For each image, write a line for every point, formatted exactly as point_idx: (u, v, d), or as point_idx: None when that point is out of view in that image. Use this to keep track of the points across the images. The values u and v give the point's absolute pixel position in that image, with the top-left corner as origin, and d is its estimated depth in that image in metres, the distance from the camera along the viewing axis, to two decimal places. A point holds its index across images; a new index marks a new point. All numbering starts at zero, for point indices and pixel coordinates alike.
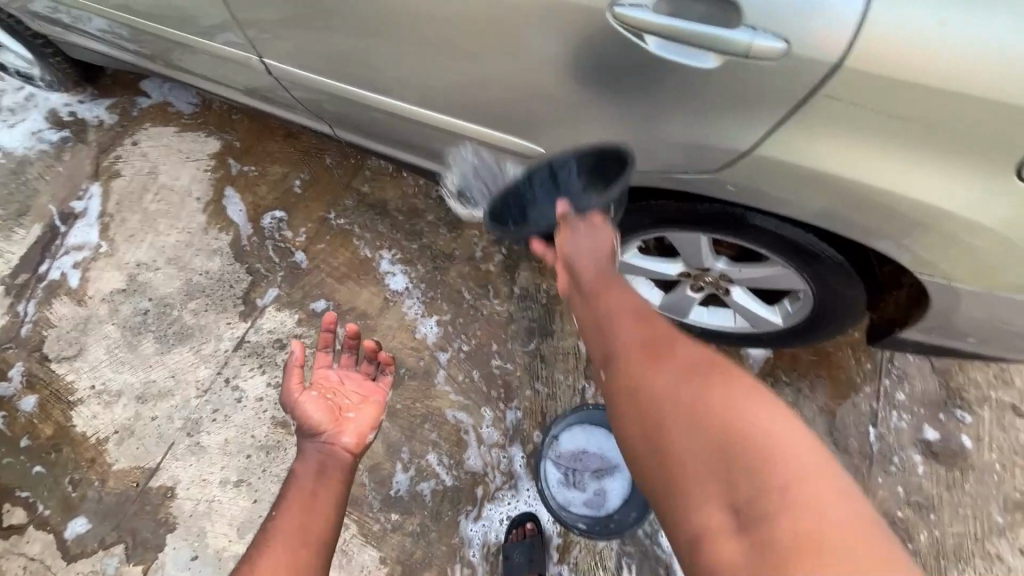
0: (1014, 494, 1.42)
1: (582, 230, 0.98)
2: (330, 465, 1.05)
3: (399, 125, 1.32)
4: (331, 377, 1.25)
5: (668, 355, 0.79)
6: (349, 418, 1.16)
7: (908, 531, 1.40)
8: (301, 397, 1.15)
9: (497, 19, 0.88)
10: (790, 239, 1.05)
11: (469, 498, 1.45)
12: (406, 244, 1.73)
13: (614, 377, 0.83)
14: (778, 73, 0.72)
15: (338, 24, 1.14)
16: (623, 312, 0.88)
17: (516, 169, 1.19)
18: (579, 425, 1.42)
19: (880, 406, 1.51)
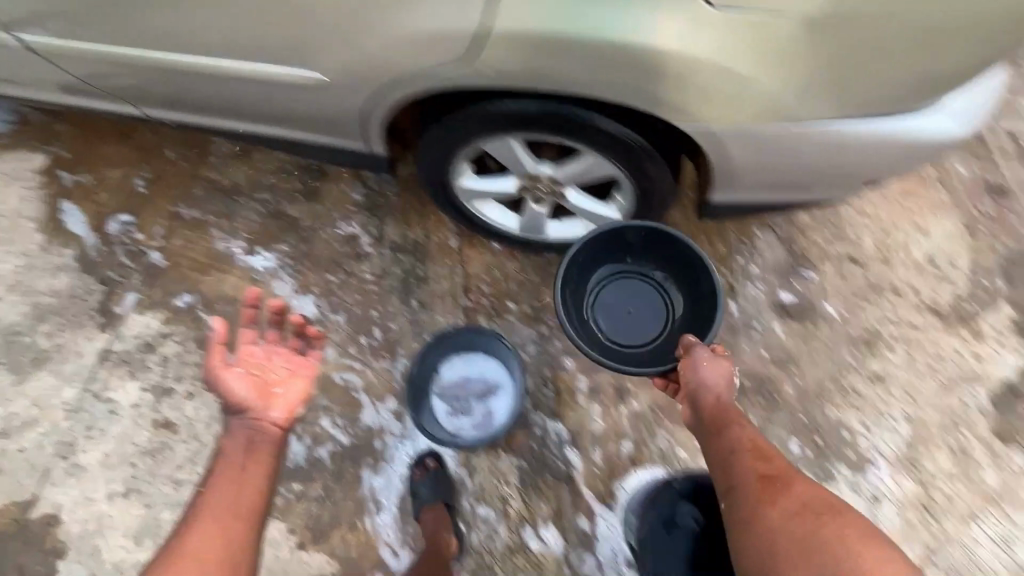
0: (859, 331, 1.58)
1: (705, 361, 1.10)
2: (258, 443, 0.99)
3: (204, 89, 1.28)
4: (256, 352, 1.09)
5: (788, 492, 0.91)
6: (277, 394, 1.05)
7: (776, 385, 1.52)
8: (223, 374, 1.02)
9: None
10: (581, 124, 1.11)
11: (369, 451, 1.46)
12: (267, 222, 1.69)
13: (735, 508, 0.95)
14: None
15: None
16: (741, 450, 1.00)
17: (316, 105, 1.18)
18: (458, 354, 1.41)
19: (736, 280, 1.63)
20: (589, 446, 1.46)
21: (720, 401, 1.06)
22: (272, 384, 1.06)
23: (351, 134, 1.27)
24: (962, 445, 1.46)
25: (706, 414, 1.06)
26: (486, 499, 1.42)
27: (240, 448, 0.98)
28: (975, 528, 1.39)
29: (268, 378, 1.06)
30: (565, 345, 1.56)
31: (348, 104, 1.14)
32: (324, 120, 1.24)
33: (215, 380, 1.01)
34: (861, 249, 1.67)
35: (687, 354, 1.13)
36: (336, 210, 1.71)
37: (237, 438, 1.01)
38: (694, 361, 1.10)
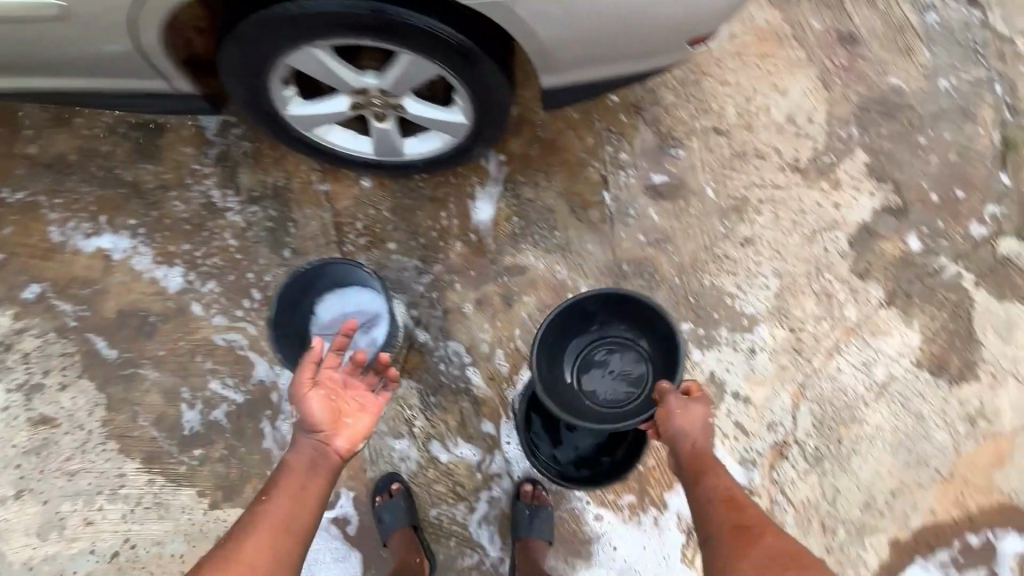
0: (728, 200, 1.62)
1: (681, 411, 1.09)
2: (319, 470, 1.01)
3: None
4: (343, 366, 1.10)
5: (759, 546, 0.93)
6: (345, 423, 1.05)
7: (656, 266, 1.57)
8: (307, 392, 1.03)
9: None
10: (378, 22, 1.04)
11: (266, 404, 1.45)
12: (105, 192, 1.55)
13: (710, 556, 0.96)
14: None
15: None
16: (719, 503, 1.01)
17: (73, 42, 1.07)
18: (332, 291, 1.38)
19: (608, 170, 1.62)
20: (484, 357, 1.49)
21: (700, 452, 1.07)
22: (343, 411, 1.06)
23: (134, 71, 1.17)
24: (826, 288, 1.57)
25: (686, 463, 1.07)
26: (391, 425, 1.44)
27: (303, 467, 1.01)
28: (840, 359, 1.53)
29: (343, 402, 1.07)
30: (447, 265, 1.55)
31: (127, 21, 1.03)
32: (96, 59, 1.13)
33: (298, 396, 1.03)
34: (725, 119, 1.68)
35: (661, 403, 1.12)
36: (180, 166, 1.57)
37: (301, 453, 1.02)
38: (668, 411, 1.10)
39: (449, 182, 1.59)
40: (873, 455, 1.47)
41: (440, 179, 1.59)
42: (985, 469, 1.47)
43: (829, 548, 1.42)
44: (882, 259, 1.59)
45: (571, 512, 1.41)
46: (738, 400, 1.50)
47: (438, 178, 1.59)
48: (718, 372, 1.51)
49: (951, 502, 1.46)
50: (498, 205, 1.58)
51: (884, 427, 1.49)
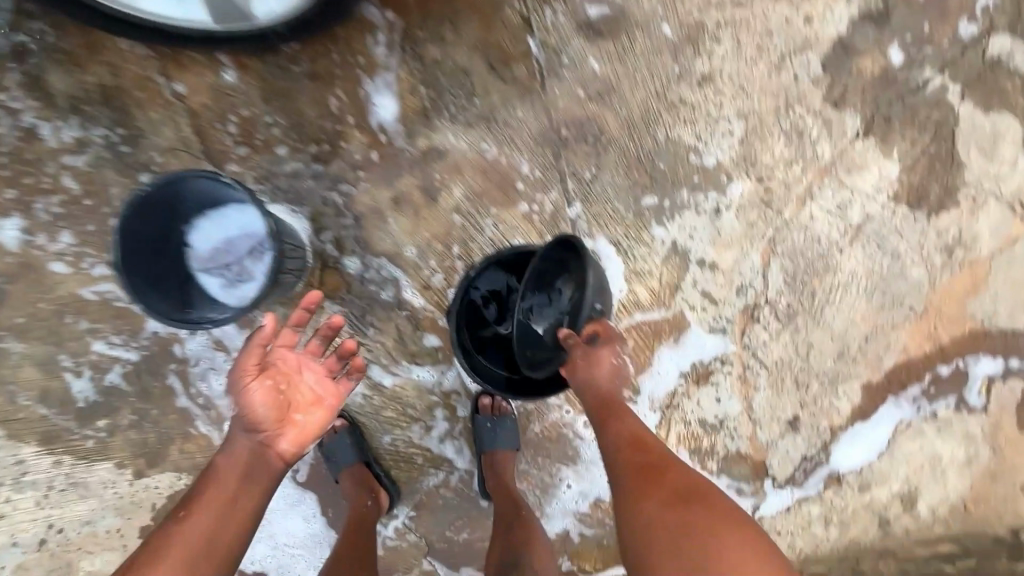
0: (681, 29, 1.31)
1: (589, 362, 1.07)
2: (259, 473, 0.89)
3: None
4: (295, 355, 0.98)
5: (662, 481, 0.94)
6: (294, 420, 0.94)
7: (600, 126, 1.31)
8: (249, 381, 0.90)
9: None
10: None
11: (168, 358, 1.23)
12: None
13: (617, 499, 0.96)
14: None
15: None
16: (626, 444, 1.00)
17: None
18: (204, 215, 1.10)
19: (530, 8, 1.27)
20: (413, 264, 1.27)
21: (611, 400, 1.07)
22: (293, 406, 0.94)
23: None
24: (796, 125, 1.35)
25: (596, 407, 1.06)
26: None
27: (239, 467, 0.89)
28: (813, 206, 1.36)
29: (294, 396, 0.95)
30: (348, 160, 1.26)
31: None
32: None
33: (235, 386, 0.89)
34: None
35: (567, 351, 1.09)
36: None
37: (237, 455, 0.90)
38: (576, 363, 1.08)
39: (330, 51, 1.23)
40: (847, 303, 1.37)
41: (317, 48, 1.23)
42: (958, 300, 1.40)
43: (803, 402, 1.37)
44: (858, 80, 1.35)
45: (539, 412, 1.30)
46: (704, 268, 1.35)
47: (313, 47, 1.22)
48: (681, 240, 1.34)
49: (924, 337, 1.40)
50: (398, 74, 1.25)
51: (859, 272, 1.37)
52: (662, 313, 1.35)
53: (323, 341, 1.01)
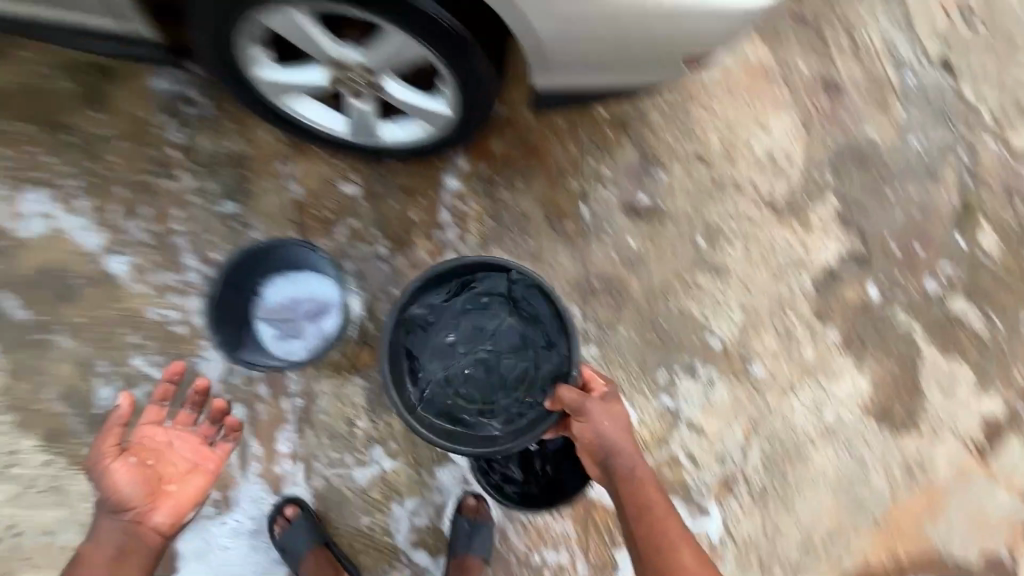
0: (705, 227, 1.61)
1: (601, 415, 1.14)
2: (135, 548, 1.09)
3: None
4: (163, 432, 1.21)
5: (680, 535, 1.08)
6: (164, 491, 1.14)
7: (623, 284, 1.54)
8: (110, 461, 1.11)
9: None
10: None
11: (193, 388, 1.32)
12: (43, 138, 1.40)
13: (644, 547, 1.08)
14: None
15: None
16: (651, 497, 1.11)
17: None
18: (281, 274, 1.30)
19: (588, 183, 1.59)
20: None
21: (636, 472, 1.13)
22: (164, 479, 1.16)
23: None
24: (785, 326, 1.58)
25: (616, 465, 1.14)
26: (332, 424, 1.35)
27: (111, 548, 1.08)
28: (793, 399, 1.54)
29: (166, 470, 1.17)
30: (411, 260, 1.46)
31: None
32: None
33: (100, 467, 1.10)
34: (712, 146, 1.66)
35: (584, 412, 1.14)
36: (134, 118, 1.43)
37: (113, 535, 1.10)
38: (589, 417, 1.14)
39: (421, 172, 1.51)
40: (816, 497, 1.48)
41: (415, 169, 1.51)
42: (918, 520, 1.50)
43: None
44: (843, 303, 1.61)
45: (522, 543, 1.34)
46: (691, 430, 1.49)
47: (412, 167, 1.50)
48: (676, 400, 1.50)
49: (884, 549, 1.48)
50: (471, 205, 1.52)
51: (828, 470, 1.50)
52: (648, 463, 1.46)
53: (192, 412, 1.25)
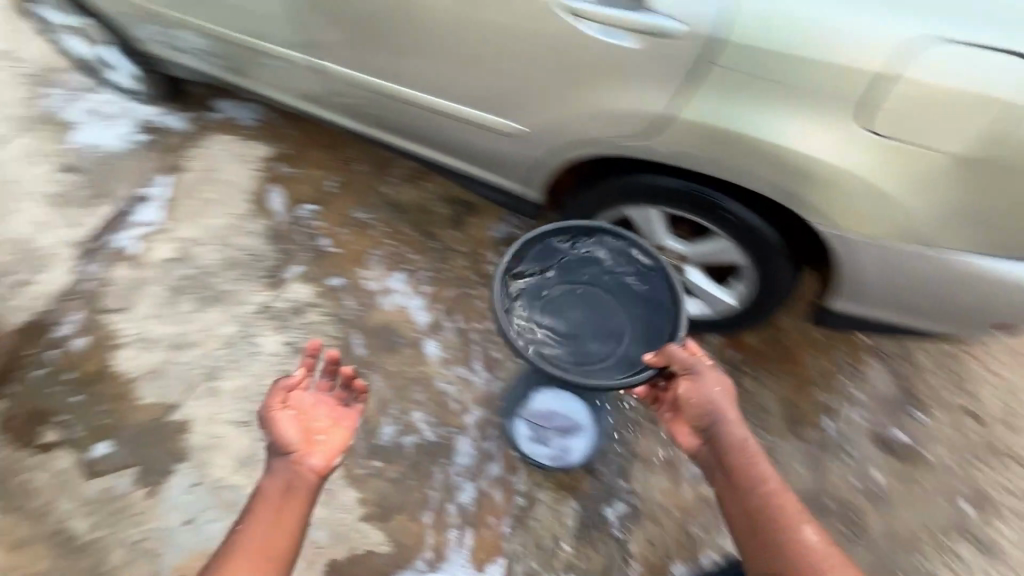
0: (967, 490, 1.49)
1: (711, 381, 1.20)
2: (296, 485, 1.14)
3: (417, 113, 1.61)
4: (309, 395, 1.29)
5: (791, 514, 1.05)
6: (317, 441, 1.21)
7: (860, 516, 1.47)
8: (275, 412, 1.21)
9: (491, 23, 1.21)
10: (683, 194, 1.28)
11: (447, 453, 1.58)
12: (419, 238, 1.98)
13: (738, 514, 1.09)
14: (670, 45, 1.05)
15: (383, 47, 1.48)
16: (759, 475, 1.10)
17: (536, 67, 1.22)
18: (549, 389, 1.63)
19: (838, 401, 1.61)
20: (651, 515, 1.50)
21: (744, 440, 1.14)
22: (314, 429, 1.23)
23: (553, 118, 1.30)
24: None
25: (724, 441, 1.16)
26: (543, 534, 1.48)
27: (277, 491, 1.12)
28: None
29: (313, 424, 1.24)
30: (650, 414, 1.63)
31: (524, 145, 1.41)
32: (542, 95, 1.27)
33: (268, 416, 1.20)
34: (987, 407, 1.57)
35: (689, 373, 1.22)
36: (479, 241, 1.96)
37: (276, 478, 1.15)
38: (698, 375, 1.20)
39: None
40: None
41: None
42: None
43: None
44: None
45: None
46: None
47: None
48: None
49: None
50: None
51: None
52: None
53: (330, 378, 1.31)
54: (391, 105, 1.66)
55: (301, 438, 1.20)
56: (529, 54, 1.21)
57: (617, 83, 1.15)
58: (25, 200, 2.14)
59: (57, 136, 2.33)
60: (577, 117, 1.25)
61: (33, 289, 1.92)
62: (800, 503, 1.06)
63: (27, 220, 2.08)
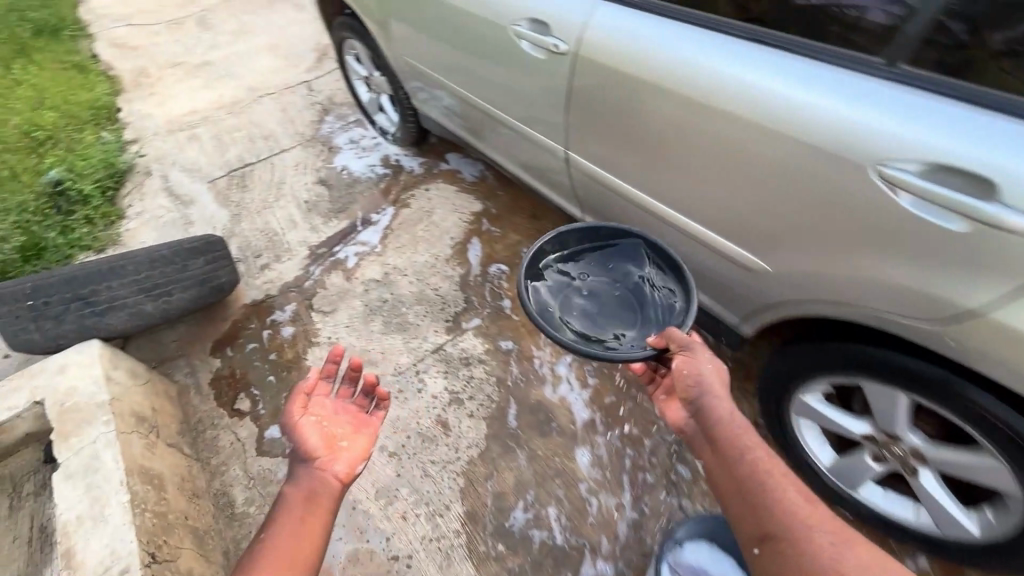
0: None
1: (701, 359, 1.22)
2: (320, 493, 1.23)
3: (649, 221, 1.58)
4: (331, 406, 1.44)
5: (785, 489, 1.00)
6: (340, 447, 1.33)
7: None
8: (298, 420, 1.35)
9: (777, 163, 1.17)
10: (935, 382, 1.11)
11: (573, 565, 1.48)
12: None
13: (726, 486, 1.05)
14: (1018, 244, 0.90)
15: (635, 153, 1.48)
16: (753, 455, 1.06)
17: (820, 225, 1.15)
18: (707, 542, 1.42)
19: None
20: None
21: (729, 413, 1.13)
22: (337, 439, 1.36)
23: (818, 275, 1.21)
24: None
25: (716, 425, 1.13)
26: None
27: (301, 497, 1.20)
28: None
29: (336, 432, 1.37)
30: None
31: (763, 284, 1.34)
32: (813, 249, 1.20)
33: (292, 424, 1.34)
34: None
35: (679, 351, 1.25)
36: None
37: (302, 485, 1.24)
38: (692, 351, 1.23)
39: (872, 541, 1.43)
40: None
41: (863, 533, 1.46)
42: None
43: None
44: None
45: None
46: None
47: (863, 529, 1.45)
48: None
49: None
50: None
51: None
52: None
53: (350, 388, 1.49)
54: (621, 205, 1.65)
55: (325, 443, 1.32)
56: (813, 203, 1.15)
57: (924, 265, 1.02)
58: (286, 201, 2.60)
59: (323, 156, 2.83)
60: (849, 279, 1.15)
61: (269, 275, 2.29)
62: (788, 468, 1.03)
63: (282, 216, 2.52)
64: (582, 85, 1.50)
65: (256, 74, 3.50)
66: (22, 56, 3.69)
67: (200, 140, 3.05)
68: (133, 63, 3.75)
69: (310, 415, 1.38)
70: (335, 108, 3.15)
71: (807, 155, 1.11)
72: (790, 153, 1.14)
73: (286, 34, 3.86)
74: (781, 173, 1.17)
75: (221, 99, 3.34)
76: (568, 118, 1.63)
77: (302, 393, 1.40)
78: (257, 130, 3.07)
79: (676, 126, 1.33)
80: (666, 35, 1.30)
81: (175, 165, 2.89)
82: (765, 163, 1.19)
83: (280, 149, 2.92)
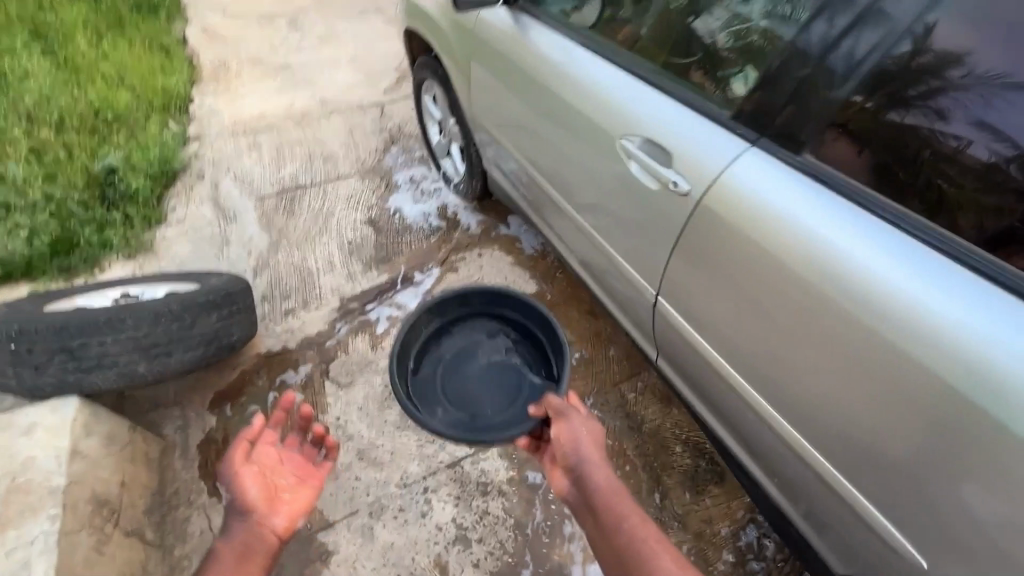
0: None
1: (578, 423, 1.32)
2: (252, 545, 1.22)
3: (731, 397, 1.32)
4: (274, 454, 1.40)
5: (655, 552, 1.12)
6: (282, 499, 1.33)
7: None
8: (241, 469, 1.31)
9: (920, 411, 0.90)
10: None
11: None
12: (643, 480, 1.65)
13: (613, 559, 1.17)
14: None
15: (732, 319, 1.20)
16: (631, 519, 1.18)
17: (960, 499, 0.88)
18: None
19: None
20: None
21: (607, 482, 1.25)
22: (278, 489, 1.34)
23: (928, 540, 0.96)
24: None
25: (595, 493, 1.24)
26: None
27: (239, 547, 1.19)
28: None
29: (276, 482, 1.36)
30: None
31: (860, 519, 1.08)
32: (918, 504, 0.95)
33: (233, 471, 1.30)
34: None
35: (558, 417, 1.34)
36: (710, 528, 1.56)
37: (236, 538, 1.22)
38: (567, 417, 1.32)
39: None
40: None
41: None
42: None
43: None
44: None
45: None
46: None
47: None
48: None
49: None
50: None
51: None
52: None
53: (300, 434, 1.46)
54: (700, 367, 1.38)
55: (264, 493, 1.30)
56: (961, 480, 0.88)
57: None
58: (329, 238, 2.40)
59: (378, 193, 2.63)
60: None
61: (291, 323, 2.07)
62: (662, 534, 1.15)
63: (321, 256, 2.32)
64: (668, 209, 1.26)
65: (331, 87, 3.37)
66: (115, 28, 3.70)
67: (259, 149, 2.91)
68: (217, 53, 3.71)
69: (252, 462, 1.35)
70: (402, 140, 2.96)
71: (971, 423, 0.84)
72: (943, 409, 0.87)
73: (370, 49, 3.73)
74: (902, 407, 0.93)
75: (291, 108, 3.22)
76: (645, 235, 1.39)
77: (246, 439, 1.35)
78: (318, 150, 2.91)
79: (775, 298, 1.08)
80: (787, 188, 1.06)
81: (228, 173, 2.76)
82: (903, 405, 0.92)
83: (336, 176, 2.74)
